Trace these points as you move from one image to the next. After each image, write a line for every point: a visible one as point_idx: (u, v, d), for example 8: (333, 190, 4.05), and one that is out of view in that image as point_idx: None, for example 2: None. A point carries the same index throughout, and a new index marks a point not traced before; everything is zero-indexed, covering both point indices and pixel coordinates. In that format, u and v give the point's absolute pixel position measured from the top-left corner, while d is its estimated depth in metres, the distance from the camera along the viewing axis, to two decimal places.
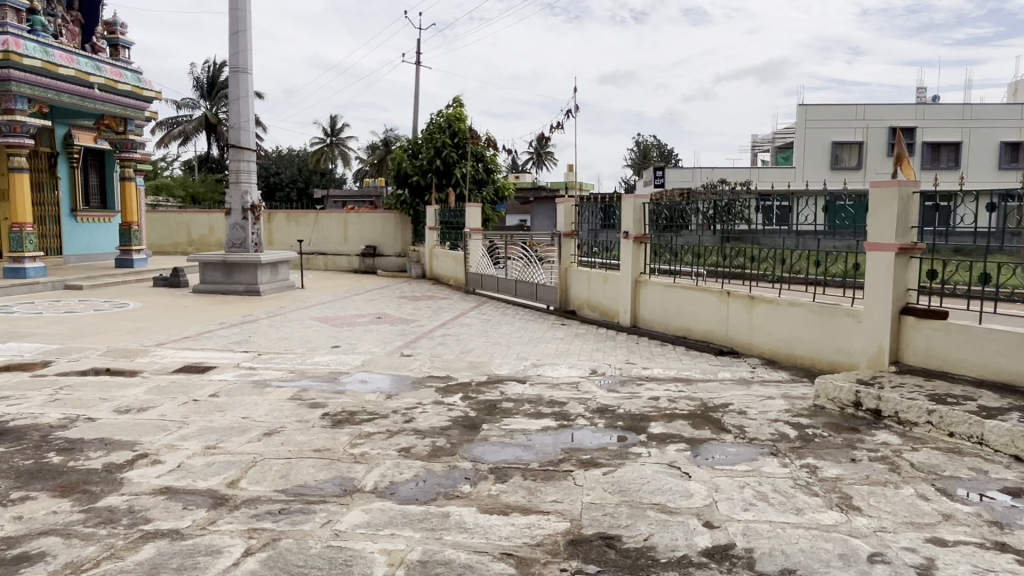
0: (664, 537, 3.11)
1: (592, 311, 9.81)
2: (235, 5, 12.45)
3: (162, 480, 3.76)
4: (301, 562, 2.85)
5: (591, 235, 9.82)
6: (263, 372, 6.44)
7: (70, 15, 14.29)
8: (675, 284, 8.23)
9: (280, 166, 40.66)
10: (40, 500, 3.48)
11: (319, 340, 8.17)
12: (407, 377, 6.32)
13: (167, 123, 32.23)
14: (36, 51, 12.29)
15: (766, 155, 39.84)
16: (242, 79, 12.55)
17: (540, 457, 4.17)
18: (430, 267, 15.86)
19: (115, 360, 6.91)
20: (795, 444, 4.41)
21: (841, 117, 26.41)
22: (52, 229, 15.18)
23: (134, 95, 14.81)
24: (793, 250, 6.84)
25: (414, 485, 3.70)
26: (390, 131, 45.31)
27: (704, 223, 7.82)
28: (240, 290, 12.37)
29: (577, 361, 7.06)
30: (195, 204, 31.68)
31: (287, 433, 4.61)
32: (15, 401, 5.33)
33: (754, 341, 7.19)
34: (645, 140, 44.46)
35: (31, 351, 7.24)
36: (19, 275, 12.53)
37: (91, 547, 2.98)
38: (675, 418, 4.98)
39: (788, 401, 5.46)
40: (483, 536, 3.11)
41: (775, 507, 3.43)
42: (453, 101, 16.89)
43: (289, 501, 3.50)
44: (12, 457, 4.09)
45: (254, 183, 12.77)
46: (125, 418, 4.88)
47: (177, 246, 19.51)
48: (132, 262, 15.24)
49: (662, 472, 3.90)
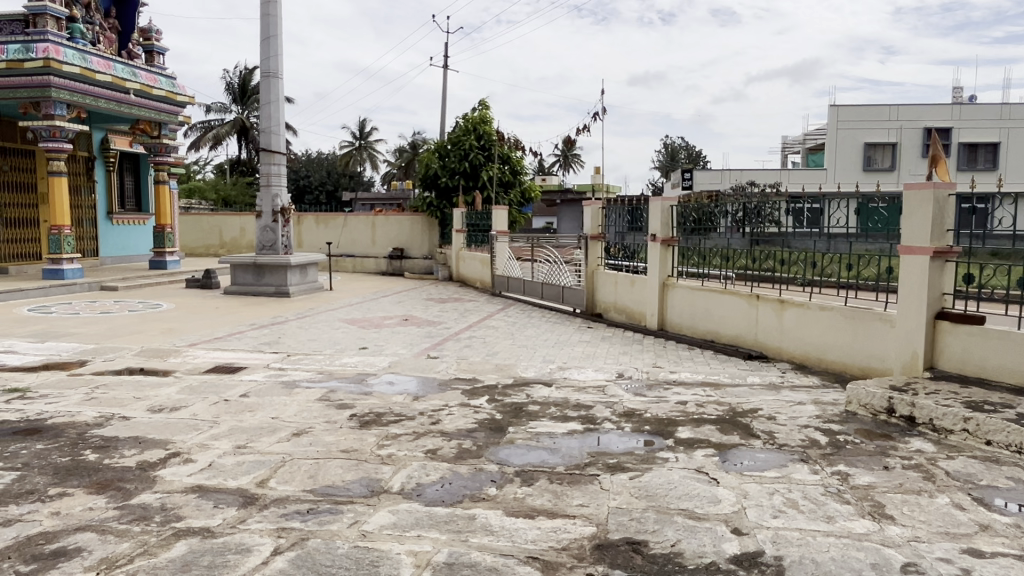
0: (692, 543, 3.08)
1: (619, 314, 9.74)
2: (265, 11, 12.65)
3: (193, 478, 3.82)
4: (328, 562, 2.88)
5: (619, 238, 9.80)
6: (293, 373, 6.52)
7: (108, 23, 14.56)
8: (703, 287, 8.15)
9: (309, 169, 41.19)
10: (76, 496, 3.57)
11: (347, 341, 8.26)
12: (434, 379, 6.37)
13: (200, 128, 32.92)
14: (75, 58, 12.60)
15: (797, 156, 39.43)
16: (273, 83, 12.70)
17: (565, 461, 4.16)
18: (457, 269, 15.92)
19: (149, 359, 7.05)
20: (826, 450, 4.34)
21: (874, 117, 25.97)
22: (89, 231, 15.54)
23: (169, 99, 15.10)
24: (825, 253, 6.74)
25: (441, 487, 3.72)
26: (418, 134, 45.63)
27: (733, 225, 7.75)
28: (271, 291, 12.55)
29: (604, 364, 7.02)
30: (226, 206, 32.34)
31: (315, 433, 4.66)
32: (52, 399, 5.47)
33: (784, 346, 7.09)
34: (673, 141, 44.28)
35: (69, 351, 7.42)
36: (57, 276, 12.87)
37: (125, 544, 3.04)
38: (702, 423, 4.93)
39: (819, 407, 5.36)
40: (509, 539, 3.12)
41: (805, 514, 3.38)
42: (480, 103, 16.99)
43: (317, 501, 3.53)
44: (50, 454, 4.20)
45: (284, 186, 12.94)
46: (158, 417, 4.98)
47: (208, 248, 19.85)
48: (166, 263, 15.55)
49: (690, 477, 3.86)
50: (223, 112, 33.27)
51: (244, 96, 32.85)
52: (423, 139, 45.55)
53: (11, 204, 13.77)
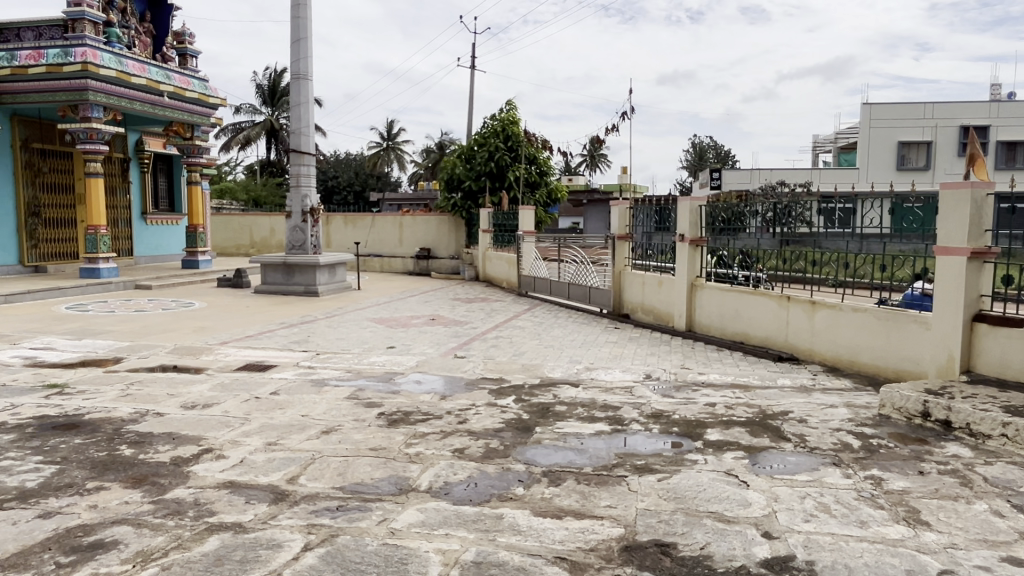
0: (722, 546, 3.05)
1: (647, 315, 9.68)
2: (295, 14, 12.79)
3: (225, 474, 3.89)
4: (358, 559, 2.91)
5: (646, 238, 9.76)
6: (322, 371, 6.59)
7: (143, 27, 14.85)
8: (733, 288, 8.06)
9: (337, 170, 41.60)
10: (113, 490, 3.64)
11: (376, 341, 8.31)
12: (461, 378, 6.38)
13: (231, 129, 33.42)
14: (112, 62, 12.88)
15: (828, 155, 38.89)
16: (303, 85, 12.88)
17: (593, 461, 4.15)
18: (483, 269, 15.95)
19: (181, 357, 7.18)
20: (859, 454, 4.27)
21: (908, 116, 25.50)
22: (124, 231, 15.85)
23: (201, 102, 15.37)
24: (857, 254, 6.62)
25: (468, 487, 3.73)
26: (445, 134, 45.81)
27: (763, 225, 7.65)
28: (300, 290, 12.71)
29: (631, 365, 6.99)
30: (257, 206, 32.85)
31: (344, 431, 4.71)
32: (89, 395, 5.60)
33: (815, 347, 6.98)
34: (701, 140, 43.95)
35: (105, 348, 7.60)
36: (94, 275, 13.15)
37: (159, 537, 3.10)
38: (732, 425, 4.88)
39: (851, 410, 5.27)
40: (536, 539, 3.12)
41: (837, 519, 3.32)
42: (507, 104, 17.00)
43: (346, 498, 3.57)
44: (87, 448, 4.30)
45: (313, 186, 13.08)
46: (191, 414, 5.07)
47: (239, 248, 20.15)
48: (198, 262, 15.82)
49: (719, 480, 3.82)
50: (253, 113, 33.74)
51: (274, 98, 33.28)
52: (450, 139, 45.75)
53: (49, 204, 14.12)
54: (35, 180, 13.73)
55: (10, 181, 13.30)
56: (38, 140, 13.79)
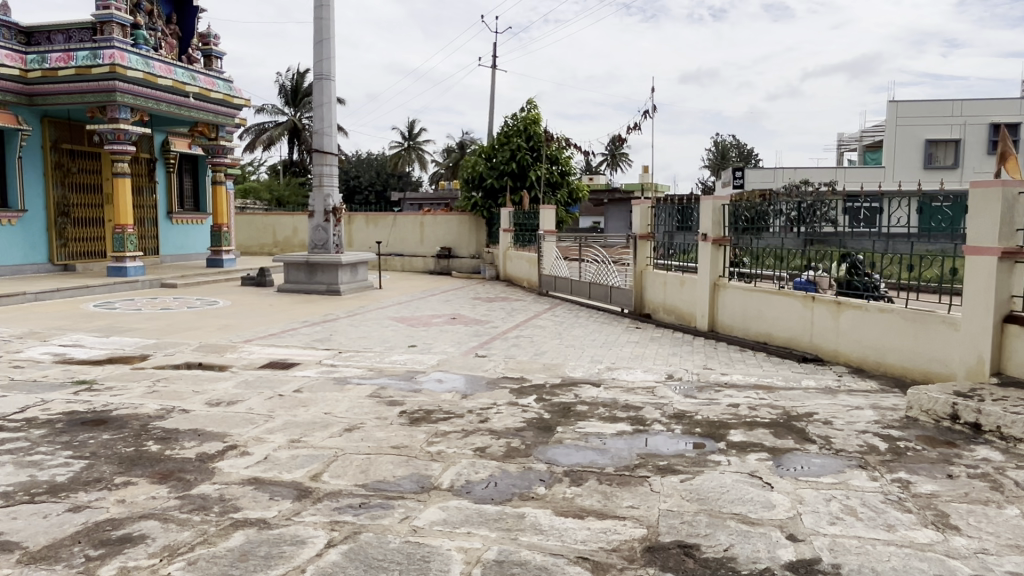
0: (745, 548, 3.02)
1: (668, 315, 9.62)
2: (319, 14, 12.89)
3: (249, 471, 3.93)
4: (381, 556, 2.92)
5: (667, 238, 9.72)
6: (344, 369, 6.64)
7: (169, 29, 15.06)
8: (756, 288, 7.97)
9: (359, 170, 41.89)
10: (140, 485, 3.70)
11: (397, 339, 8.35)
12: (482, 377, 6.38)
13: (254, 129, 33.79)
14: (139, 63, 13.08)
15: (853, 153, 38.40)
16: (326, 85, 12.97)
17: (615, 461, 4.13)
18: (504, 268, 15.95)
19: (206, 354, 7.27)
20: (885, 457, 4.20)
21: (935, 114, 25.08)
22: (150, 230, 16.08)
23: (226, 102, 15.55)
24: (883, 253, 6.54)
25: (490, 486, 3.73)
26: (466, 134, 45.93)
27: (787, 225, 7.56)
28: (322, 289, 12.80)
29: (653, 365, 6.95)
30: (280, 206, 33.20)
31: (366, 429, 4.73)
32: (117, 391, 5.69)
33: (840, 348, 6.88)
34: (723, 139, 43.67)
35: (132, 345, 7.71)
36: (121, 274, 13.37)
37: (186, 532, 3.14)
38: (756, 426, 4.83)
39: (878, 412, 5.19)
40: (558, 538, 3.11)
41: (863, 522, 3.28)
42: (528, 103, 17.00)
43: (369, 496, 3.59)
44: (115, 444, 4.37)
45: (336, 186, 13.18)
46: (216, 411, 5.13)
47: (263, 247, 20.35)
48: (222, 262, 16.01)
49: (743, 481, 3.79)
50: (276, 114, 34.04)
51: (297, 99, 33.57)
52: (471, 139, 45.88)
53: (79, 204, 14.38)
54: (64, 181, 13.99)
55: (40, 182, 13.56)
56: (67, 141, 14.03)
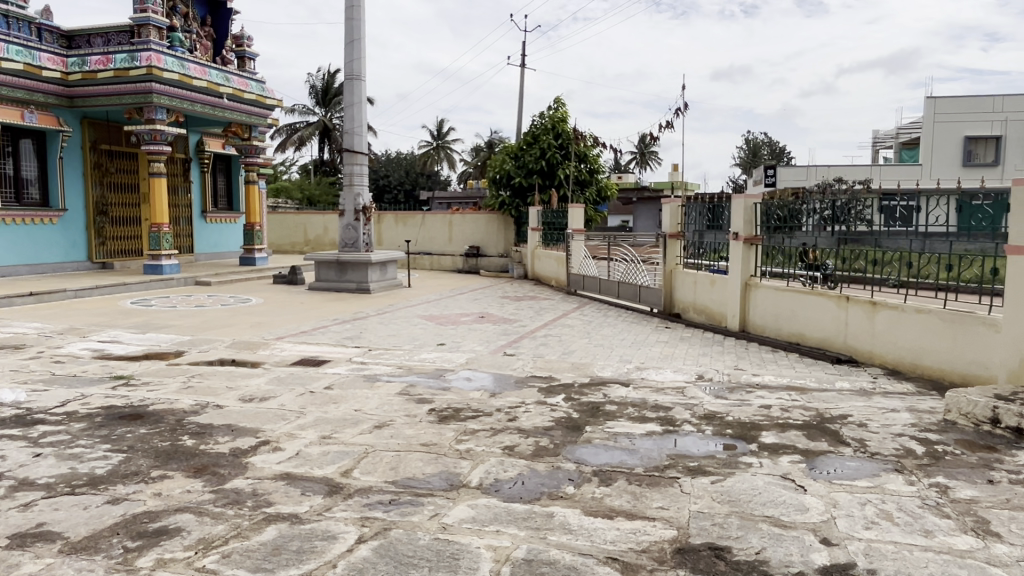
0: (778, 552, 2.98)
1: (698, 314, 9.52)
2: (349, 15, 13.01)
3: (281, 466, 3.98)
4: (410, 553, 2.94)
5: (697, 237, 9.64)
6: (374, 367, 6.70)
7: (204, 31, 15.32)
8: (789, 287, 7.85)
9: (388, 170, 42.22)
10: (175, 479, 3.78)
11: (425, 337, 8.40)
12: (510, 376, 6.38)
13: (286, 129, 34.25)
14: (174, 65, 13.32)
15: (889, 151, 37.67)
16: (356, 85, 13.08)
17: (644, 462, 4.10)
18: (532, 267, 15.93)
19: (239, 351, 7.39)
20: (923, 460, 4.11)
21: (976, 110, 24.44)
22: (185, 228, 16.39)
23: (258, 103, 15.79)
24: (920, 252, 6.44)
25: (518, 485, 3.72)
26: (495, 133, 45.98)
27: (820, 223, 7.46)
28: (353, 287, 12.93)
29: (683, 365, 6.89)
30: (311, 205, 33.66)
31: (396, 426, 4.77)
32: (153, 386, 5.81)
33: (876, 349, 6.75)
34: (754, 137, 43.18)
35: (167, 341, 7.87)
36: (157, 271, 13.65)
37: (220, 526, 3.19)
38: (788, 428, 4.76)
39: (914, 415, 5.08)
40: (587, 538, 3.10)
41: (900, 527, 3.21)
42: (556, 102, 16.99)
43: (399, 492, 3.62)
44: (152, 438, 4.47)
45: (366, 186, 13.28)
46: (249, 407, 5.21)
47: (294, 246, 20.61)
48: (254, 260, 16.27)
49: (775, 484, 3.74)
50: (307, 114, 34.42)
51: (327, 99, 33.94)
52: (500, 138, 45.95)
53: (117, 203, 14.71)
54: (102, 180, 14.31)
55: (80, 182, 13.90)
56: (105, 142, 14.35)
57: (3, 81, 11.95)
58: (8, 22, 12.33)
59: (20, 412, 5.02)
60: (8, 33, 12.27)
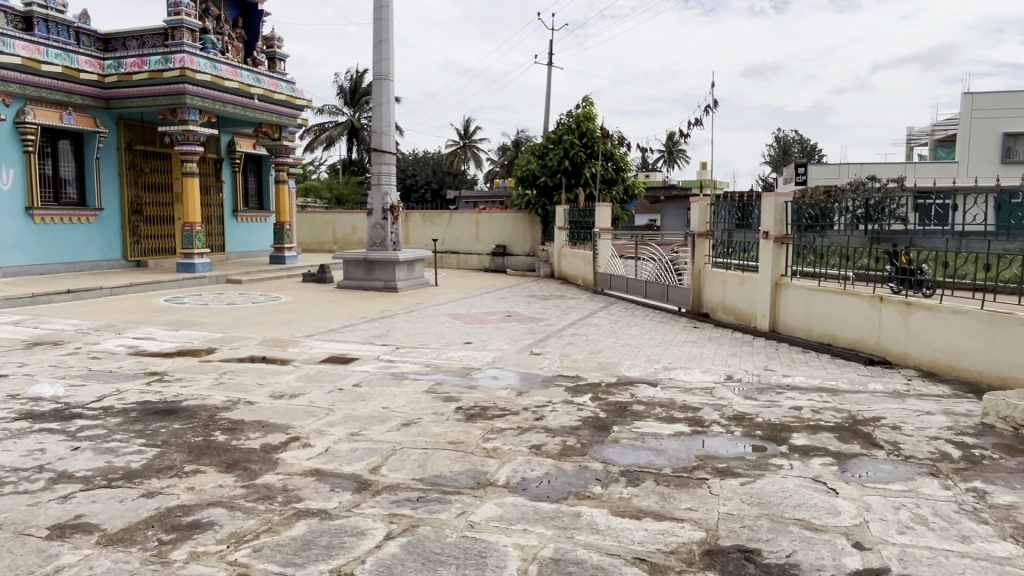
0: (809, 555, 2.94)
1: (727, 314, 9.42)
2: (377, 16, 13.11)
3: (311, 462, 4.03)
4: (438, 550, 2.96)
5: (727, 235, 9.54)
6: (401, 365, 6.74)
7: (235, 33, 15.54)
8: (820, 287, 7.72)
9: (415, 169, 42.47)
10: (208, 473, 3.85)
11: (453, 336, 8.43)
12: (537, 375, 6.38)
13: (314, 129, 34.64)
14: (207, 67, 13.53)
15: (925, 148, 36.89)
16: (385, 85, 13.17)
17: (672, 463, 4.07)
18: (559, 266, 15.90)
19: (270, 348, 7.50)
20: (959, 465, 4.02)
21: (1015, 105, 23.83)
22: (217, 228, 16.65)
23: (288, 103, 16.00)
24: (956, 252, 6.33)
25: (545, 484, 3.72)
26: (521, 132, 45.97)
27: (853, 222, 7.37)
28: (380, 286, 13.04)
29: (712, 365, 6.83)
30: (340, 204, 33.99)
31: (423, 424, 4.80)
32: (186, 383, 5.93)
33: (910, 350, 6.61)
34: (785, 134, 42.62)
35: (200, 338, 8.01)
36: (190, 270, 13.91)
37: (251, 520, 3.24)
38: (819, 430, 4.69)
39: (950, 418, 4.97)
40: (615, 538, 3.09)
41: (936, 532, 3.15)
42: (582, 101, 16.94)
43: (426, 490, 3.64)
44: (185, 433, 4.55)
45: (393, 185, 13.37)
46: (279, 403, 5.29)
47: (323, 244, 20.83)
48: (285, 258, 16.48)
49: (806, 486, 3.68)
50: (336, 114, 34.75)
51: (356, 99, 34.25)
52: (526, 137, 45.93)
53: (151, 203, 15.00)
54: (137, 181, 14.60)
55: (116, 182, 14.20)
56: (140, 142, 14.63)
57: (43, 84, 12.31)
58: (48, 27, 12.68)
59: (59, 406, 5.16)
60: (47, 37, 12.61)
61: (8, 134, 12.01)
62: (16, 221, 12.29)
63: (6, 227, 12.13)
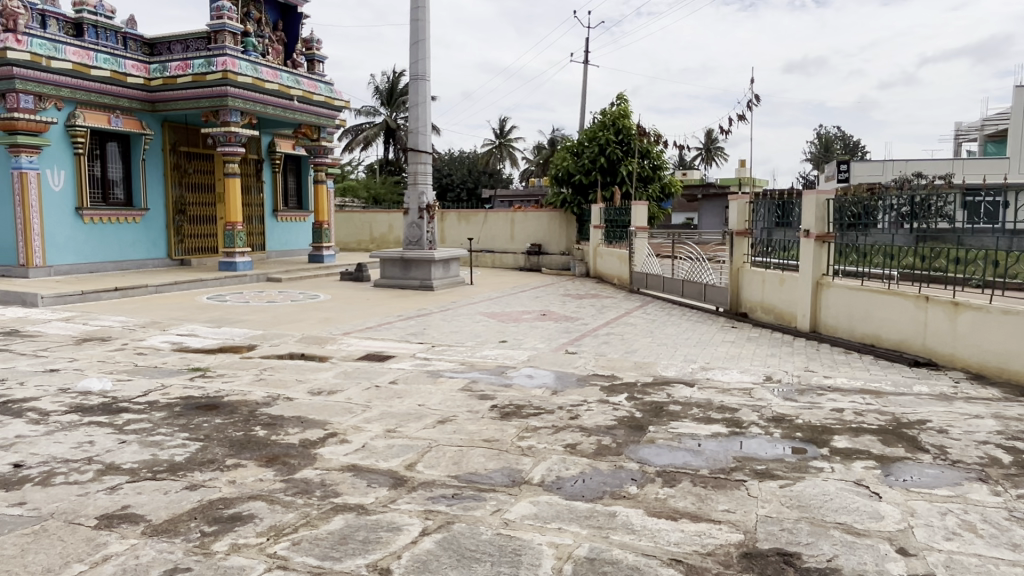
0: (851, 560, 2.87)
1: (766, 314, 9.26)
2: (414, 16, 13.20)
3: (349, 458, 4.09)
4: (473, 547, 2.97)
5: (766, 233, 9.37)
6: (436, 363, 6.77)
7: (276, 36, 15.84)
8: (863, 287, 7.54)
9: (451, 169, 42.68)
10: (249, 467, 3.93)
11: (488, 334, 8.45)
12: (572, 374, 6.37)
13: (352, 130, 35.06)
14: (248, 69, 13.80)
15: (974, 144, 35.78)
16: (421, 85, 13.27)
17: (709, 464, 4.01)
18: (594, 266, 15.82)
19: (308, 346, 7.62)
20: (1010, 470, 3.89)
21: None
22: (258, 227, 16.97)
23: (327, 105, 16.24)
24: (1008, 251, 6.11)
25: (581, 483, 3.71)
26: (556, 131, 45.90)
27: (897, 220, 7.18)
28: (416, 285, 13.14)
29: (750, 366, 6.72)
30: (376, 204, 34.31)
31: (458, 422, 4.82)
32: (228, 378, 6.06)
33: (958, 353, 6.40)
34: (826, 130, 41.80)
35: (241, 335, 8.16)
36: (231, 268, 14.22)
37: (290, 514, 3.30)
38: (862, 433, 4.58)
39: (1000, 422, 4.82)
40: (651, 539, 3.06)
41: (985, 540, 3.05)
42: (618, 98, 16.87)
43: (461, 487, 3.65)
44: (227, 428, 4.66)
45: (429, 184, 13.42)
46: (318, 400, 5.37)
47: (360, 244, 21.08)
48: (323, 257, 16.73)
49: (848, 490, 3.60)
50: (373, 114, 35.09)
51: (393, 99, 34.57)
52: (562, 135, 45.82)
53: (194, 203, 15.36)
54: (181, 181, 14.95)
55: (161, 182, 14.57)
56: (184, 144, 14.97)
57: (93, 88, 12.70)
58: (97, 32, 13.13)
59: (106, 400, 5.32)
60: (96, 42, 13.04)
61: (59, 137, 12.41)
62: (68, 222, 12.70)
63: (59, 227, 12.55)
